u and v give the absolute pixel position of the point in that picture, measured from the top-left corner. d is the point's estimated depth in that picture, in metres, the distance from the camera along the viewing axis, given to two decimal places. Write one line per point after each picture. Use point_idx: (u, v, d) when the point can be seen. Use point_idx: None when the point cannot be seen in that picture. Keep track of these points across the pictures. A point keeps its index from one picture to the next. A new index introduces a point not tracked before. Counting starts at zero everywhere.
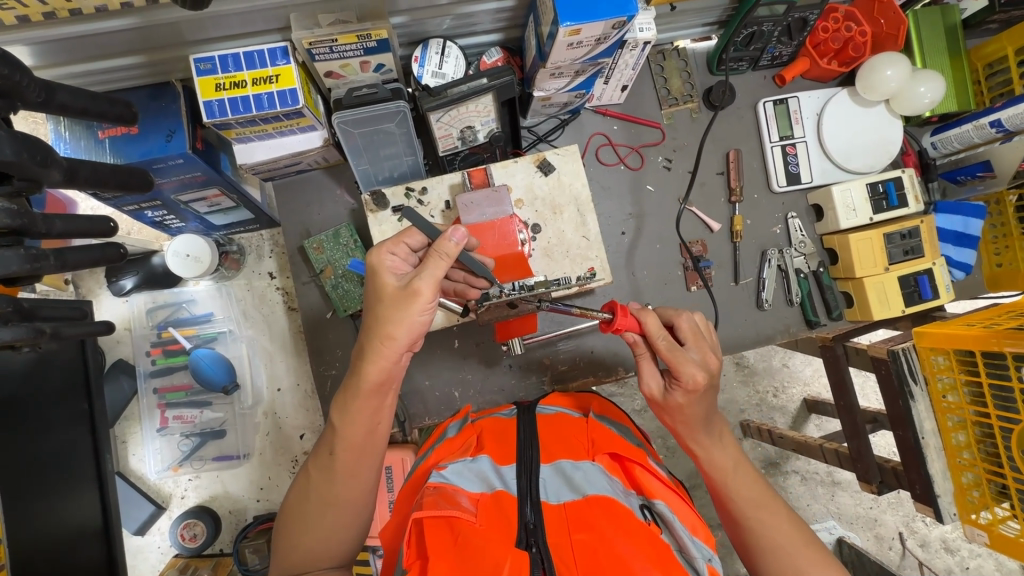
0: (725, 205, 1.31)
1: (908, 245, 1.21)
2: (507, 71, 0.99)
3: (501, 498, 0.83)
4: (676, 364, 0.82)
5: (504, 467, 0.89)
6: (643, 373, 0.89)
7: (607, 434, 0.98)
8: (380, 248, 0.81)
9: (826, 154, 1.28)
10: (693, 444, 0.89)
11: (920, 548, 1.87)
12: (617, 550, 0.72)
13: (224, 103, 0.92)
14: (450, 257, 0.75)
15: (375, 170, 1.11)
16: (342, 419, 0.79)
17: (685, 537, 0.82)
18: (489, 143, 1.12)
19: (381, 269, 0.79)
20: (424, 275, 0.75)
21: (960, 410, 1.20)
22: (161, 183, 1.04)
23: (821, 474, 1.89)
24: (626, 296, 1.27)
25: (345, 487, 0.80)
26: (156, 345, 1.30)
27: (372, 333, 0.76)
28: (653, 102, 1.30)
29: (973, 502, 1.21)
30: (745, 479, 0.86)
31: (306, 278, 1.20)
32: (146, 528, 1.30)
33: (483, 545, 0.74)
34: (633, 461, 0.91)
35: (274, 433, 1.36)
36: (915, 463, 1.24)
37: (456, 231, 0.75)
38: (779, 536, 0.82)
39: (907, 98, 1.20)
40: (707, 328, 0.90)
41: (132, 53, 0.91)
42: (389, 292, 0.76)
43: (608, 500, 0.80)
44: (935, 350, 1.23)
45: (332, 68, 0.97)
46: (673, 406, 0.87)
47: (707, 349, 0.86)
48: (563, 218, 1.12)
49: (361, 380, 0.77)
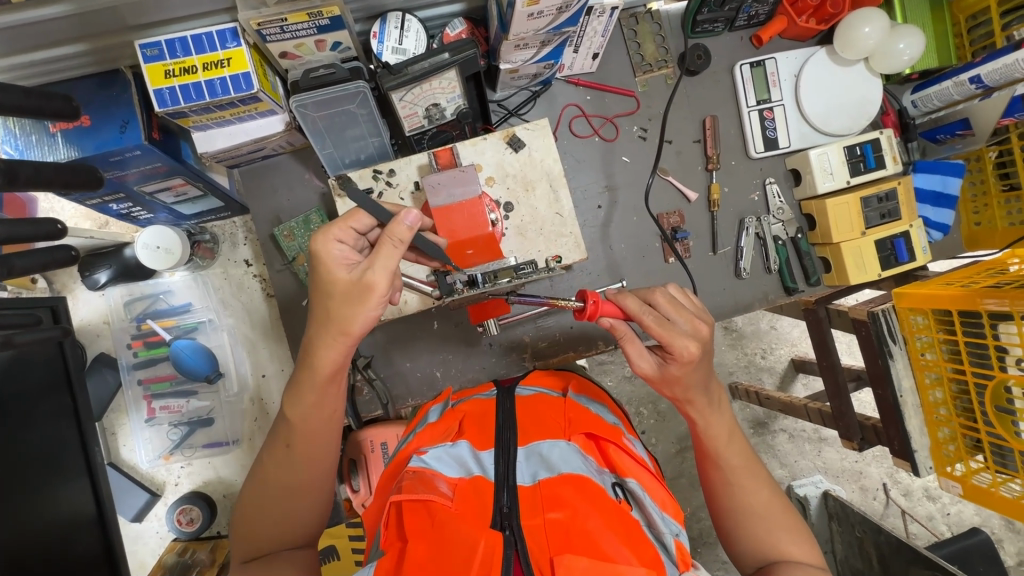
0: (703, 173, 1.28)
1: (885, 208, 1.20)
2: (470, 44, 0.97)
3: (477, 482, 0.86)
4: (668, 338, 0.79)
5: (483, 452, 0.93)
6: (632, 355, 0.85)
7: (584, 413, 1.02)
8: (326, 235, 0.75)
9: (804, 117, 1.25)
10: (692, 411, 0.87)
11: (903, 497, 1.94)
12: (587, 525, 0.76)
13: (175, 90, 0.89)
14: (404, 243, 0.72)
15: (341, 153, 1.08)
16: (294, 410, 0.80)
17: (654, 513, 0.87)
18: (458, 120, 1.09)
19: (328, 260, 0.74)
20: (378, 266, 0.72)
21: (937, 367, 1.22)
22: (122, 176, 1.03)
23: (807, 431, 1.94)
24: (606, 271, 1.27)
25: (307, 471, 0.82)
26: (137, 337, 1.32)
27: (328, 328, 0.74)
28: (626, 69, 1.26)
29: (949, 455, 1.24)
30: (738, 449, 0.88)
31: (280, 266, 1.17)
32: (143, 515, 1.34)
33: (466, 527, 0.78)
34: (608, 441, 0.96)
35: (262, 419, 1.37)
36: (894, 421, 1.28)
37: (410, 215, 0.72)
38: (756, 502, 0.85)
39: (886, 55, 1.17)
40: (685, 297, 0.88)
41: (73, 41, 0.87)
42: (341, 287, 0.73)
43: (580, 478, 0.83)
44: (914, 310, 1.24)
45: (286, 49, 0.93)
46: (671, 379, 0.84)
47: (693, 317, 0.83)
48: (535, 195, 1.10)
49: (315, 371, 0.77)
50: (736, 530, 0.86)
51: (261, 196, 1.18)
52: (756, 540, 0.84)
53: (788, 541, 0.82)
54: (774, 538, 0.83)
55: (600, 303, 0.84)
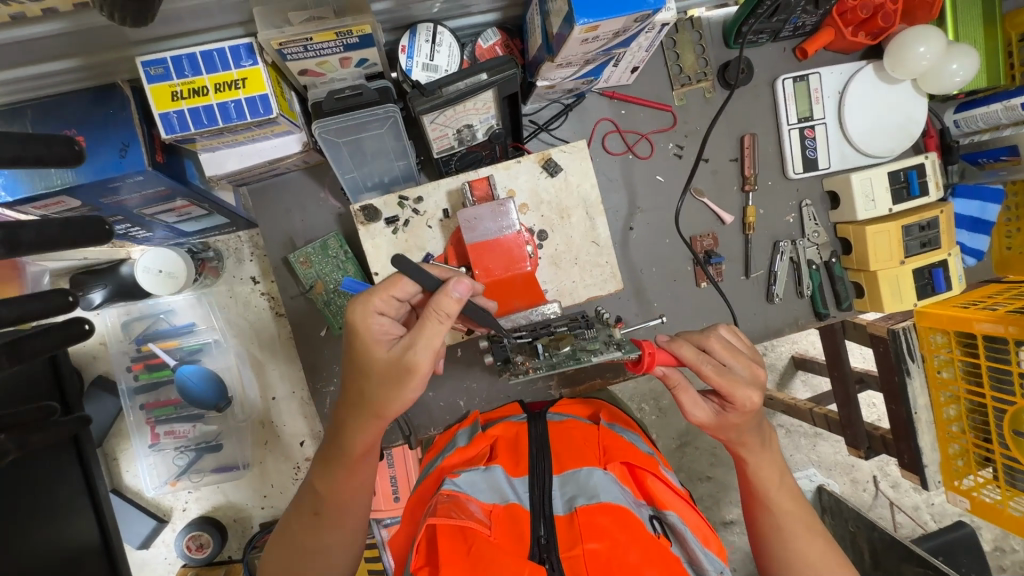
0: (738, 194, 1.23)
1: (926, 237, 1.16)
2: (510, 62, 0.88)
3: (514, 510, 0.83)
4: (730, 389, 0.73)
5: (516, 479, 0.90)
6: (686, 405, 0.78)
7: (619, 441, 0.98)
8: (367, 304, 0.72)
9: (846, 137, 1.20)
10: (744, 453, 0.81)
11: (891, 488, 1.94)
12: (628, 557, 0.73)
13: (184, 114, 0.80)
14: (450, 317, 0.68)
15: (363, 177, 1.00)
16: (324, 481, 0.78)
17: (695, 548, 0.85)
18: (489, 140, 1.01)
19: (368, 334, 0.71)
20: (422, 344, 0.68)
21: (954, 385, 1.19)
22: (121, 200, 0.93)
23: (804, 427, 1.94)
24: (635, 295, 1.22)
25: (333, 539, 0.80)
26: (137, 360, 1.23)
27: (364, 410, 0.72)
28: (663, 81, 1.18)
29: (958, 470, 1.23)
30: (789, 495, 0.81)
31: (295, 293, 1.10)
32: (150, 542, 1.28)
33: (502, 557, 0.74)
34: (645, 470, 0.92)
35: (273, 442, 1.32)
36: (905, 435, 1.24)
37: (459, 284, 0.68)
38: (810, 554, 0.78)
39: (937, 77, 1.11)
40: (737, 338, 0.83)
41: (65, 57, 0.76)
42: (380, 365, 0.70)
43: (619, 509, 0.79)
44: (933, 328, 1.19)
45: (308, 67, 0.83)
46: (728, 428, 0.78)
47: (751, 361, 0.77)
48: (571, 222, 1.04)
49: (346, 452, 0.76)
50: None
51: (273, 216, 1.09)
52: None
53: None
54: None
55: (656, 353, 0.76)
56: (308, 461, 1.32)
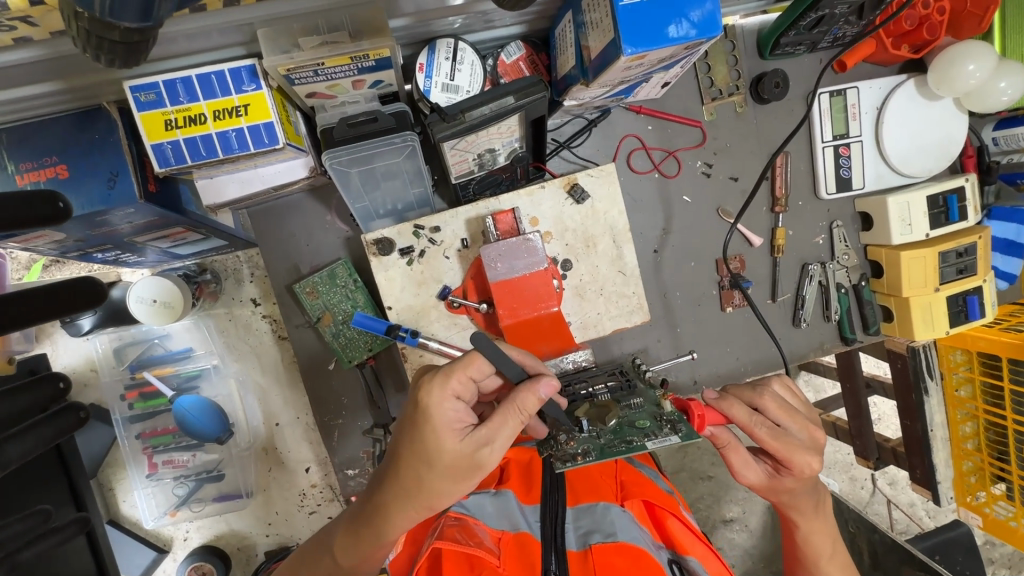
0: (767, 215, 1.17)
1: (962, 263, 1.12)
2: (538, 84, 0.81)
3: (524, 539, 0.80)
4: (788, 454, 0.68)
5: (529, 505, 0.87)
6: (734, 465, 0.73)
7: (638, 479, 0.97)
8: (443, 386, 0.63)
9: (883, 156, 1.14)
10: (794, 516, 0.74)
11: (889, 486, 1.91)
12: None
13: (180, 145, 0.71)
14: (529, 415, 0.63)
15: (375, 204, 0.92)
16: (347, 552, 0.72)
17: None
18: (511, 163, 0.94)
19: (442, 423, 0.62)
20: (498, 442, 0.62)
21: (970, 404, 1.18)
22: (111, 230, 0.85)
23: None
24: (658, 319, 1.16)
25: None
26: (131, 388, 1.16)
27: (415, 501, 0.65)
28: (692, 95, 1.11)
29: (970, 486, 1.21)
30: (840, 564, 0.75)
31: (300, 322, 1.03)
32: (151, 573, 1.23)
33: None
34: (664, 510, 0.90)
35: (277, 469, 1.26)
36: (920, 452, 1.21)
37: (546, 385, 0.62)
38: None
39: (983, 95, 1.04)
40: (788, 390, 0.77)
41: (44, 81, 0.67)
42: (448, 461, 0.62)
43: (635, 548, 0.76)
44: (954, 347, 1.19)
45: (316, 90, 0.75)
46: (779, 491, 0.73)
47: (808, 422, 0.72)
48: (597, 251, 0.97)
49: (380, 534, 0.69)
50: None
51: (275, 242, 1.01)
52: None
53: None
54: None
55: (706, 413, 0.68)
56: (314, 487, 1.27)
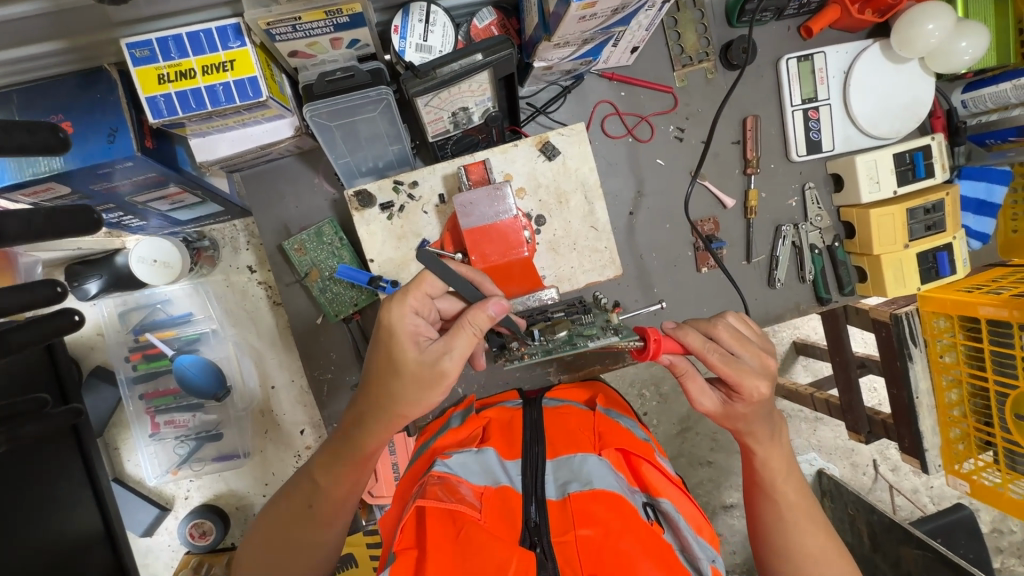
0: (740, 177, 1.21)
1: (931, 220, 1.15)
2: (505, 42, 0.86)
3: (504, 492, 0.84)
4: (737, 378, 0.72)
5: (510, 461, 0.90)
6: (692, 393, 0.77)
7: (614, 428, 0.98)
8: (403, 302, 0.72)
9: (852, 118, 1.17)
10: (750, 442, 0.78)
11: (891, 472, 1.86)
12: (620, 545, 0.73)
13: (172, 98, 0.78)
14: (482, 331, 0.69)
15: (357, 162, 0.97)
16: (325, 473, 0.81)
17: (687, 534, 0.84)
18: (485, 124, 0.99)
19: (401, 333, 0.70)
20: (454, 352, 0.69)
21: (955, 369, 1.17)
22: (112, 187, 0.91)
23: (806, 413, 1.85)
24: (636, 280, 1.20)
25: (324, 533, 0.83)
26: (135, 349, 1.22)
27: (385, 410, 0.72)
28: (664, 62, 1.15)
29: (958, 453, 1.21)
30: (795, 486, 0.79)
31: (290, 280, 1.09)
32: (153, 530, 1.29)
33: (494, 541, 0.73)
34: (640, 457, 0.92)
35: (273, 431, 1.32)
36: (906, 421, 1.22)
37: (495, 304, 0.69)
38: (813, 545, 0.76)
39: (945, 54, 1.08)
40: (744, 324, 0.80)
41: (49, 39, 0.74)
42: (410, 369, 0.69)
43: (613, 495, 0.79)
44: (937, 313, 1.17)
45: (297, 48, 0.81)
46: (735, 418, 0.76)
47: (761, 350, 0.75)
48: (569, 207, 1.02)
49: (358, 449, 0.79)
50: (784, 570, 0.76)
51: (266, 204, 1.07)
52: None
53: None
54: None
55: (662, 341, 0.72)
56: (309, 448, 1.32)
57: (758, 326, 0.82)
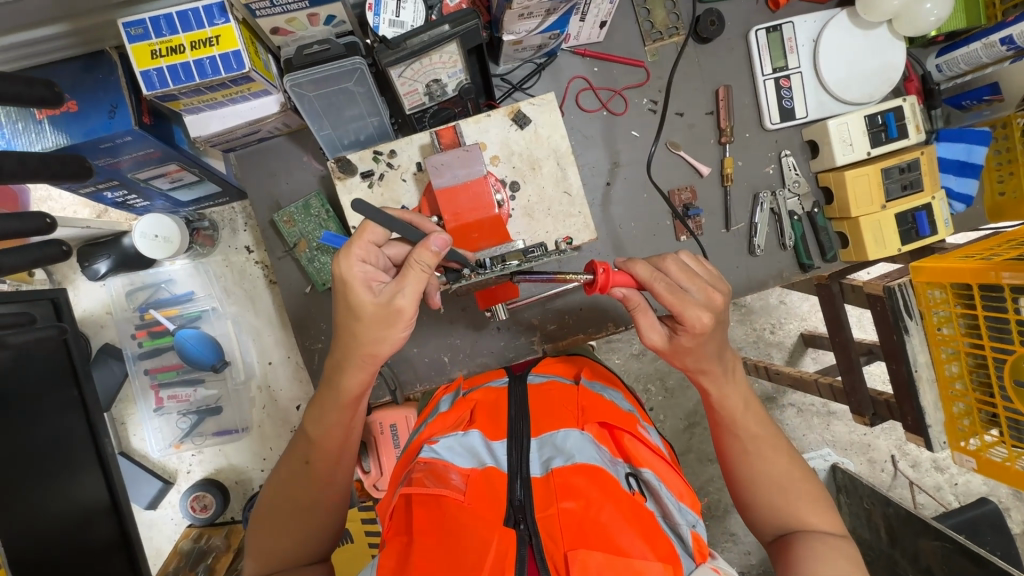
0: (715, 147, 1.23)
1: (907, 179, 1.16)
2: (472, 14, 0.91)
3: (491, 476, 0.67)
4: (680, 307, 0.76)
5: (496, 442, 0.72)
6: (642, 327, 0.82)
7: (597, 399, 0.79)
8: (349, 254, 0.76)
9: (824, 85, 1.20)
10: (705, 382, 0.84)
11: (912, 469, 1.76)
12: (600, 517, 0.61)
13: (163, 72, 0.85)
14: (431, 268, 0.74)
15: (339, 134, 1.04)
16: (317, 427, 0.82)
17: (671, 503, 0.69)
18: (459, 96, 1.04)
19: (354, 280, 0.75)
20: (406, 290, 0.74)
21: (954, 341, 1.12)
22: (114, 163, 0.99)
23: (817, 405, 1.77)
24: (616, 250, 1.22)
25: (327, 490, 0.83)
26: (141, 327, 1.30)
27: (354, 349, 0.77)
28: (635, 38, 1.20)
29: (963, 430, 1.14)
30: (754, 418, 0.85)
31: (281, 253, 1.14)
32: (157, 503, 1.34)
33: (477, 523, 0.62)
34: (622, 429, 0.74)
35: (270, 406, 1.37)
36: (907, 396, 1.17)
37: (437, 239, 0.74)
38: (777, 472, 0.82)
39: (912, 16, 1.10)
40: (699, 265, 0.85)
41: (54, 21, 0.81)
42: (369, 310, 0.75)
43: (595, 468, 0.65)
44: (932, 284, 1.12)
45: (278, 24, 0.90)
46: (682, 351, 0.81)
47: (708, 285, 0.79)
48: (542, 173, 1.05)
49: (339, 393, 0.80)
50: (754, 499, 0.83)
51: (259, 182, 1.14)
52: (775, 509, 0.81)
53: (810, 512, 0.79)
54: (796, 509, 0.80)
55: (612, 274, 0.80)
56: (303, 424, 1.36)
57: (714, 268, 0.86)
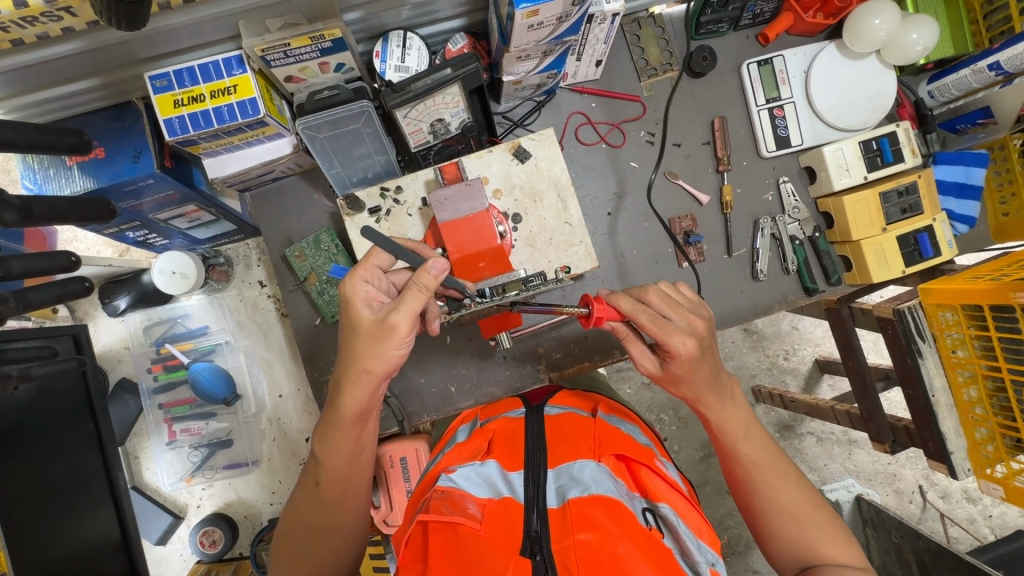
0: (714, 175, 1.26)
1: (906, 203, 1.17)
2: (472, 58, 0.96)
3: (509, 505, 0.67)
4: (664, 336, 0.78)
5: (513, 473, 0.72)
6: (635, 354, 0.87)
7: (615, 432, 0.79)
8: (354, 276, 0.80)
9: (817, 113, 1.23)
10: (705, 410, 0.84)
11: (941, 500, 1.69)
12: (617, 550, 0.59)
13: (184, 119, 0.91)
14: (429, 290, 0.76)
15: (348, 173, 1.09)
16: (324, 449, 0.83)
17: (689, 540, 0.67)
18: (462, 134, 1.09)
19: (356, 299, 0.79)
20: (403, 308, 0.76)
21: (970, 364, 1.10)
22: (137, 205, 1.04)
23: (837, 434, 1.72)
24: (619, 278, 1.24)
25: (337, 515, 0.83)
26: (157, 362, 1.34)
27: (352, 367, 0.79)
28: (631, 74, 1.25)
29: (988, 457, 1.10)
30: (757, 444, 0.83)
31: (292, 287, 1.18)
32: (167, 538, 1.35)
33: (491, 554, 0.61)
34: (639, 462, 0.74)
35: (281, 438, 1.38)
36: (926, 422, 1.13)
37: (436, 262, 0.76)
38: (786, 500, 0.80)
39: (899, 46, 1.14)
40: (677, 292, 0.87)
41: (87, 77, 0.88)
42: (365, 326, 0.78)
43: (611, 500, 0.64)
44: (942, 306, 1.11)
45: (291, 73, 0.96)
46: (675, 377, 0.83)
47: (690, 313, 0.81)
48: (544, 205, 1.08)
49: (340, 413, 0.81)
50: (768, 529, 0.80)
51: (272, 219, 1.19)
52: (791, 541, 0.78)
53: (826, 542, 0.77)
54: (811, 540, 0.77)
55: (605, 310, 0.83)
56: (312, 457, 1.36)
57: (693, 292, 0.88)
